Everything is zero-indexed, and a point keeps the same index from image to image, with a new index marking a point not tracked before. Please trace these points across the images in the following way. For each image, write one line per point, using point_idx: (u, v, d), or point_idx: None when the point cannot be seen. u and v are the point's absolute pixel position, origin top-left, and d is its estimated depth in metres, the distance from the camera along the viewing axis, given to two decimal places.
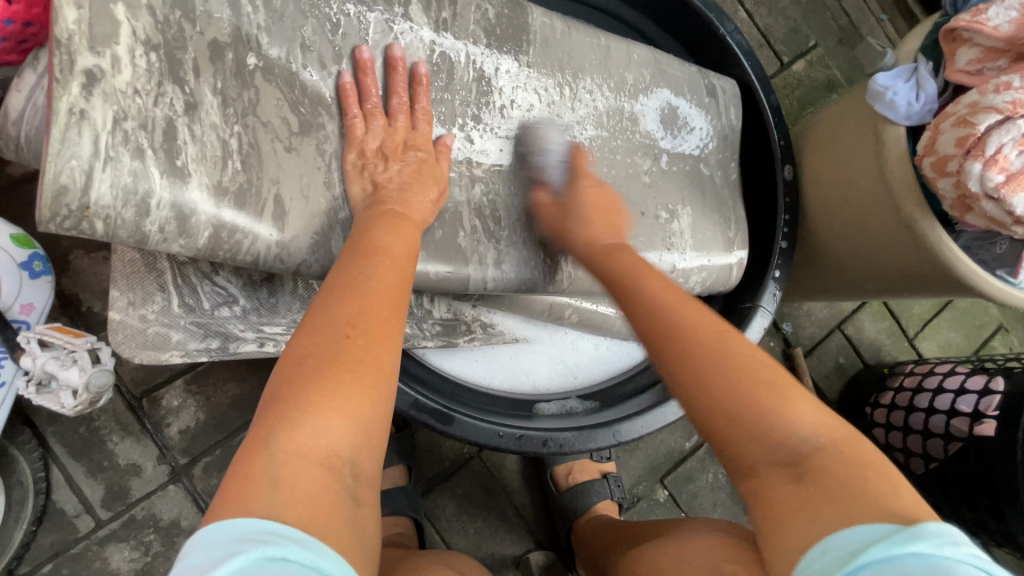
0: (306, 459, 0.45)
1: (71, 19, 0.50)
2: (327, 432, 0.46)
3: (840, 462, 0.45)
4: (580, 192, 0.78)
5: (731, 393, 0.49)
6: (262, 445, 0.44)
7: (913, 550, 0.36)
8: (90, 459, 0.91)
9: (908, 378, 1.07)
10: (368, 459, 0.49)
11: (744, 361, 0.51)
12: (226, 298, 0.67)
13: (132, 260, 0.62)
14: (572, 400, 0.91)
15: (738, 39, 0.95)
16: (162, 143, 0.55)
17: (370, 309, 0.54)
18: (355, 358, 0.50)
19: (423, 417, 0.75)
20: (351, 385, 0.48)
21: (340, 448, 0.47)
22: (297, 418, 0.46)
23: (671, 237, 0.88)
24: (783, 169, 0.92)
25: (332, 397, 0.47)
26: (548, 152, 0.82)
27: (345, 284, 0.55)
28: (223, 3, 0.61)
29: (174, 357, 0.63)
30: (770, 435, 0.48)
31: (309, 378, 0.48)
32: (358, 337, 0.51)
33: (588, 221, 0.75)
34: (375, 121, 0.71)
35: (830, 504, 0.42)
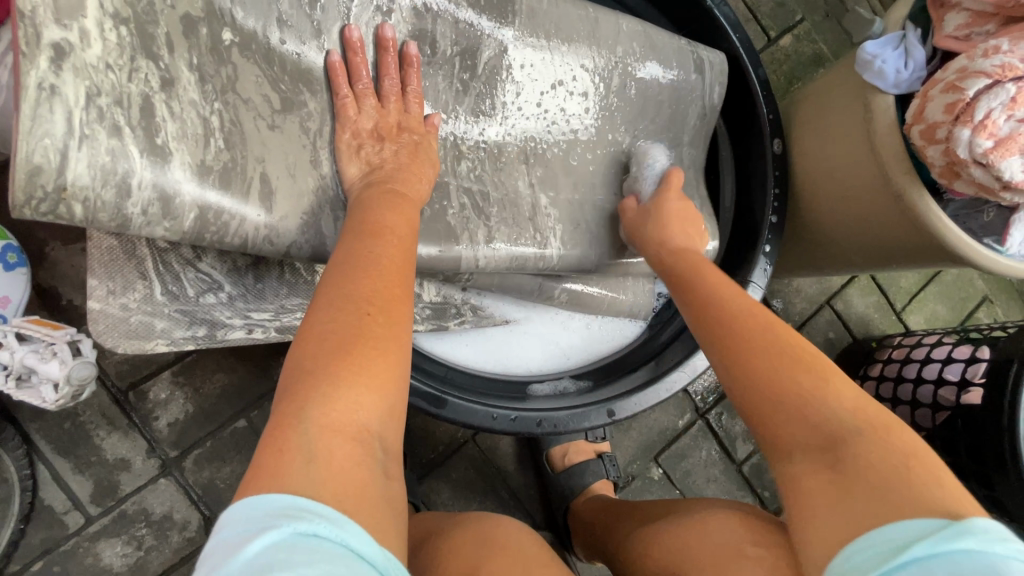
0: (337, 434, 0.45)
1: None
2: (358, 407, 0.46)
3: (884, 446, 0.45)
4: (664, 202, 0.79)
5: (772, 370, 0.52)
6: (293, 422, 0.44)
7: (963, 547, 0.36)
8: (77, 455, 0.89)
9: (896, 350, 1.09)
10: (391, 433, 0.50)
11: (781, 343, 0.53)
12: (212, 284, 0.64)
13: (109, 247, 0.59)
14: (565, 380, 0.90)
15: (724, 12, 0.93)
16: (140, 120, 0.53)
17: (382, 285, 0.53)
18: (376, 335, 0.50)
19: (416, 401, 0.75)
20: (375, 362, 0.49)
21: (370, 423, 0.47)
22: (326, 394, 0.46)
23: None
24: (772, 143, 0.91)
25: (356, 374, 0.47)
26: (649, 165, 0.86)
27: (357, 262, 0.55)
28: None
29: (159, 345, 0.60)
30: (810, 418, 0.49)
31: (335, 353, 0.48)
32: (377, 315, 0.51)
33: (665, 223, 0.77)
34: (367, 101, 0.69)
35: (868, 490, 0.43)
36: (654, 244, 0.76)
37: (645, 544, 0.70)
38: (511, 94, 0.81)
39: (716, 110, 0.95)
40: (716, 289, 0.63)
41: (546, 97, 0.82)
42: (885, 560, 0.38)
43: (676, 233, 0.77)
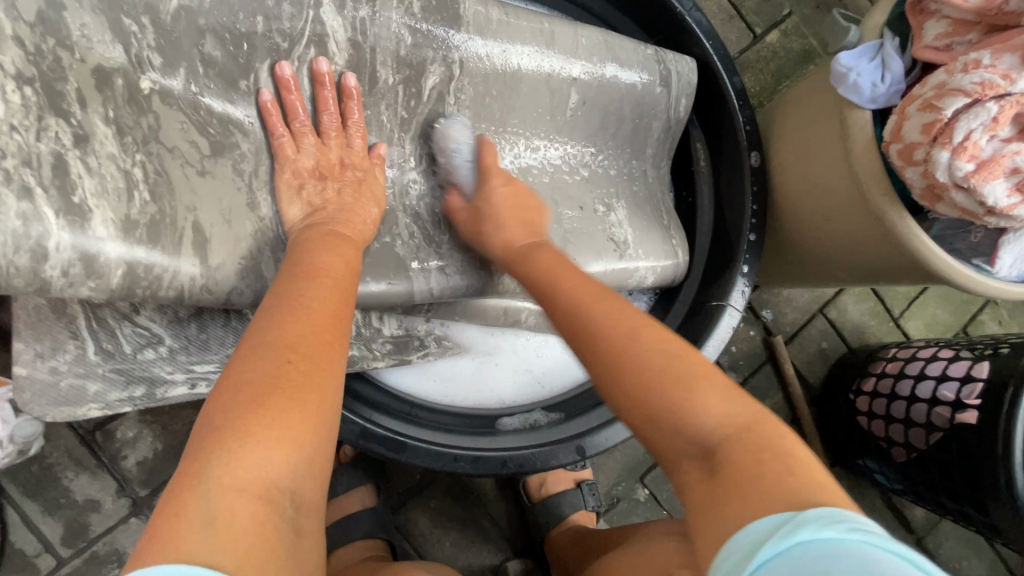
0: (244, 493, 0.42)
1: None
2: (268, 463, 0.43)
3: (746, 453, 0.43)
4: (489, 193, 0.73)
5: (638, 382, 0.49)
6: (194, 481, 0.41)
7: (797, 539, 0.35)
8: (46, 498, 0.88)
9: (890, 364, 1.04)
10: (310, 487, 0.46)
11: (645, 356, 0.50)
12: (150, 339, 0.63)
13: (37, 307, 0.57)
14: (535, 413, 0.87)
15: (697, 18, 0.87)
16: (53, 179, 0.49)
17: (310, 330, 0.51)
18: (295, 384, 0.47)
19: (373, 446, 0.72)
20: (291, 413, 0.46)
21: (283, 479, 0.44)
22: (233, 451, 0.43)
23: (612, 229, 0.86)
24: (749, 156, 0.86)
25: (268, 426, 0.44)
26: (458, 152, 0.76)
27: (284, 307, 0.53)
28: (104, 27, 0.55)
29: (92, 410, 0.59)
30: (682, 432, 0.46)
31: (246, 406, 0.45)
32: (299, 363, 0.48)
33: (499, 223, 0.71)
34: (306, 139, 0.67)
35: (736, 498, 0.40)
36: (499, 239, 0.71)
37: (610, 566, 0.68)
38: (460, 118, 0.78)
39: (681, 123, 0.92)
40: (572, 299, 0.59)
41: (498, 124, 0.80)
42: (737, 568, 0.36)
43: (518, 235, 0.71)
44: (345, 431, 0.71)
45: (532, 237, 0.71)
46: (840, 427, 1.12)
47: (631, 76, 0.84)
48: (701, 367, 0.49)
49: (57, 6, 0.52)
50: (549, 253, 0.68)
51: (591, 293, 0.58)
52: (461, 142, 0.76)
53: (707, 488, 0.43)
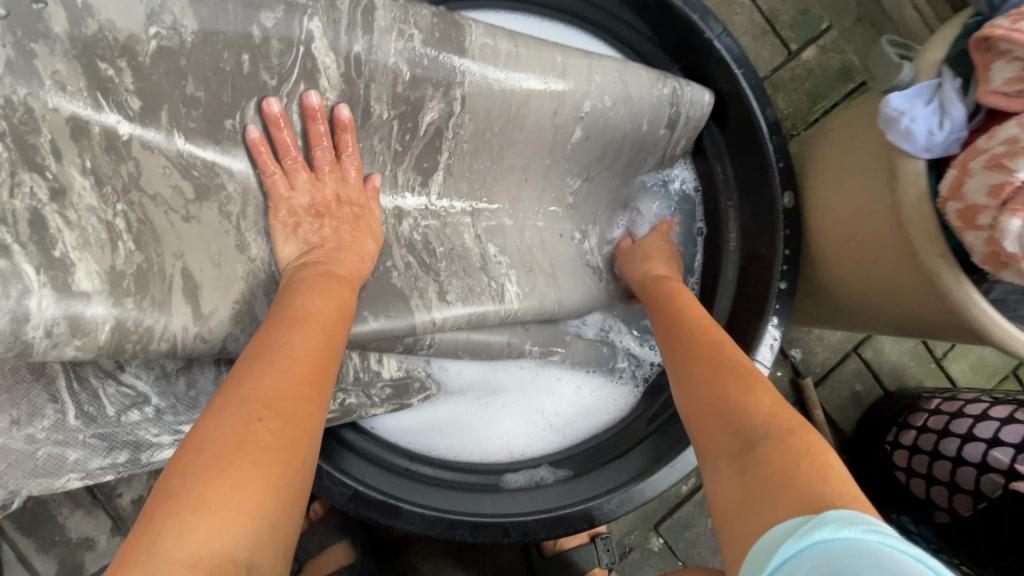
0: (190, 571, 0.36)
1: None
2: (223, 534, 0.38)
3: (784, 447, 0.44)
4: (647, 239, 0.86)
5: (709, 391, 0.54)
6: (140, 557, 0.36)
7: (817, 539, 0.34)
8: (41, 534, 0.87)
9: (934, 417, 0.94)
10: (269, 561, 0.40)
11: (730, 368, 0.56)
12: (135, 399, 0.60)
13: (14, 368, 0.53)
14: (542, 469, 0.79)
15: (727, 44, 0.80)
16: (31, 235, 0.46)
17: (287, 383, 0.48)
18: (260, 444, 0.43)
19: (365, 511, 0.68)
20: (251, 476, 0.41)
21: (240, 552, 0.38)
22: (184, 522, 0.38)
23: (588, 256, 0.88)
24: (781, 197, 0.79)
25: (226, 493, 0.40)
26: (642, 211, 0.92)
27: (260, 356, 0.49)
28: (79, 72, 0.50)
29: (72, 479, 0.57)
30: (732, 424, 0.49)
31: (205, 468, 0.40)
32: (272, 420, 0.45)
33: (649, 257, 0.82)
34: (299, 176, 0.63)
35: (769, 486, 0.42)
36: (640, 273, 0.81)
37: None
38: (456, 152, 0.72)
39: (674, 159, 0.87)
40: (680, 321, 0.68)
41: (507, 161, 0.75)
42: (761, 567, 0.36)
43: (661, 267, 0.80)
44: (336, 494, 0.68)
45: (670, 272, 0.79)
46: (873, 479, 1.03)
47: (639, 116, 0.76)
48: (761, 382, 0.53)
49: (28, 52, 0.48)
50: (674, 284, 0.76)
51: (698, 320, 0.67)
52: (649, 206, 0.93)
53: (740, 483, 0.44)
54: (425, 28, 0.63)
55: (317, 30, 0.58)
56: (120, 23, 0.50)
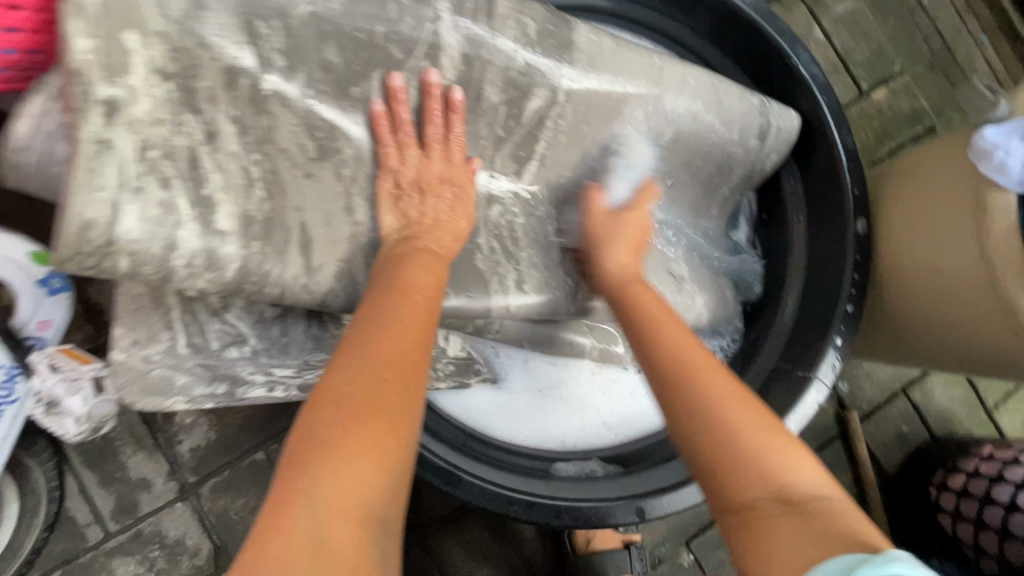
0: (344, 516, 0.42)
1: (84, 48, 0.48)
2: (365, 486, 0.44)
3: (836, 511, 0.46)
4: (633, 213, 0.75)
5: (726, 417, 0.51)
6: (300, 498, 0.42)
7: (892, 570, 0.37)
8: (103, 470, 0.91)
9: (986, 463, 0.91)
10: (397, 508, 0.47)
11: (747, 412, 0.52)
12: (236, 337, 0.64)
13: (137, 296, 0.60)
14: (592, 462, 0.82)
15: (813, 72, 0.83)
16: (186, 170, 0.55)
17: (403, 347, 0.51)
18: (388, 404, 0.47)
19: (428, 477, 0.71)
20: (386, 436, 0.46)
21: (378, 506, 0.44)
22: (333, 473, 0.43)
23: (671, 265, 0.85)
24: (854, 223, 0.81)
25: (364, 448, 0.44)
26: (621, 154, 0.78)
27: (376, 320, 0.53)
28: (240, 28, 0.54)
29: (177, 402, 0.61)
30: (776, 480, 0.48)
31: (348, 426, 0.45)
32: (394, 382, 0.49)
33: (615, 246, 0.73)
34: (409, 151, 0.66)
35: (820, 547, 0.43)
36: (621, 266, 0.72)
37: None
38: (553, 143, 0.75)
39: (763, 176, 0.88)
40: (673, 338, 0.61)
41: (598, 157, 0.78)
42: None
43: (620, 256, 0.73)
44: None
45: (631, 263, 0.72)
46: (914, 521, 1.01)
47: (730, 123, 0.79)
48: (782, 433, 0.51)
49: (201, 5, 0.52)
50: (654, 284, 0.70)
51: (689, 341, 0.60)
52: (635, 156, 0.79)
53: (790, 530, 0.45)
54: (539, 20, 0.68)
55: (445, 11, 0.63)
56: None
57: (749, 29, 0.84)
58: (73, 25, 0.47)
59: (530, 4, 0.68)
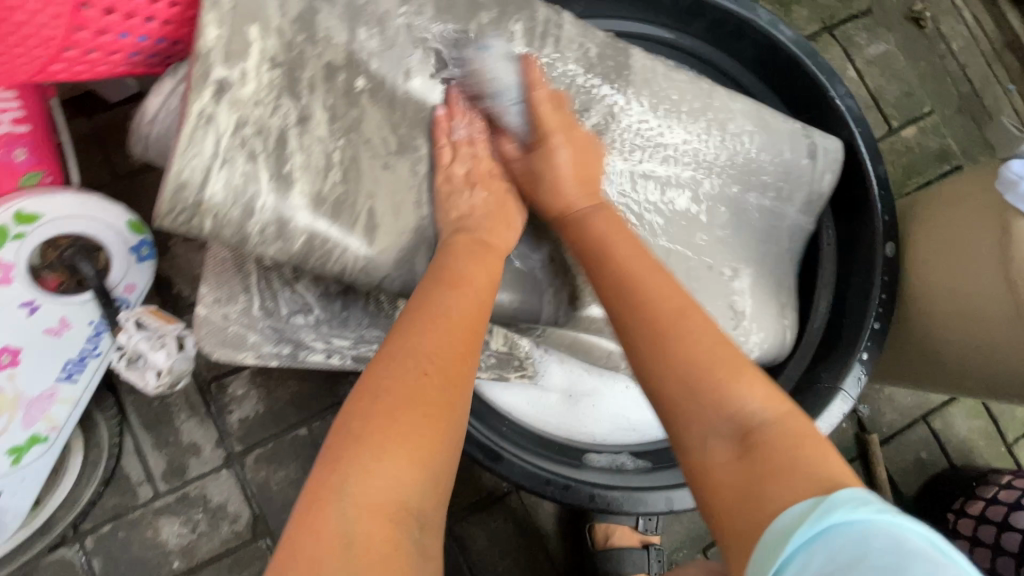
0: (375, 511, 0.46)
1: (212, 36, 0.54)
2: (397, 480, 0.47)
3: (787, 436, 0.47)
4: (549, 144, 0.70)
5: (673, 354, 0.52)
6: (333, 493, 0.45)
7: (834, 520, 0.38)
8: (159, 433, 0.97)
9: (1004, 491, 0.95)
10: (434, 505, 0.49)
11: (700, 339, 0.53)
12: (303, 306, 0.68)
13: (221, 259, 0.64)
14: (623, 455, 0.86)
15: (848, 104, 0.89)
16: (274, 149, 0.59)
17: (445, 343, 0.55)
18: (426, 398, 0.51)
19: (472, 451, 0.76)
20: (418, 430, 0.49)
21: (412, 501, 0.48)
22: (367, 467, 0.46)
23: (733, 297, 0.80)
24: (884, 246, 0.85)
25: (397, 442, 0.48)
26: (502, 94, 0.70)
27: (423, 315, 0.57)
28: (343, 25, 0.63)
29: (247, 357, 0.64)
30: (722, 407, 0.49)
31: (381, 420, 0.48)
32: (432, 376, 0.52)
33: (557, 181, 0.69)
34: (462, 149, 0.70)
35: (769, 476, 0.44)
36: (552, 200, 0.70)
37: None
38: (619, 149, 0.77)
39: (823, 197, 0.86)
40: (630, 269, 0.61)
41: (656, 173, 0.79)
42: (785, 543, 0.39)
43: (575, 196, 0.70)
44: None
45: (587, 201, 0.70)
46: None
47: (779, 142, 0.82)
48: (734, 360, 0.51)
49: (313, 9, 0.61)
50: (609, 218, 0.68)
51: (649, 272, 0.60)
52: (505, 83, 0.70)
53: (737, 463, 0.46)
54: (599, 45, 0.76)
55: (518, 32, 0.72)
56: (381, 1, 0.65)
57: (787, 62, 0.91)
58: (207, 16, 0.54)
59: (591, 33, 0.76)
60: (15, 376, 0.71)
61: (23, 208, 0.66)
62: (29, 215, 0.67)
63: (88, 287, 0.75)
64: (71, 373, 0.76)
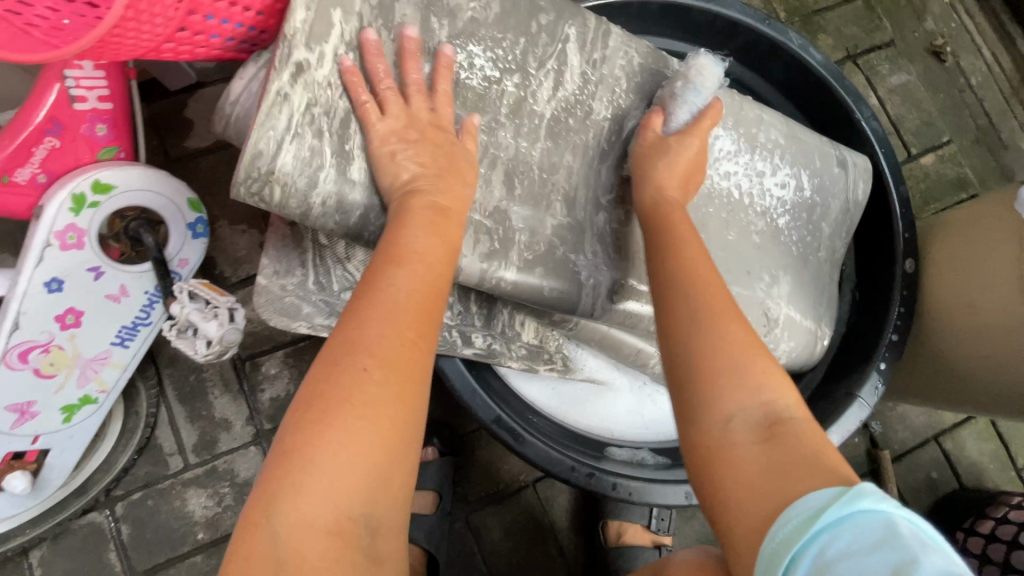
0: (313, 526, 0.44)
1: (299, 19, 0.56)
2: (336, 491, 0.44)
3: (807, 431, 0.48)
4: (688, 139, 0.71)
5: (712, 337, 0.52)
6: (269, 509, 0.44)
7: (859, 508, 0.39)
8: (193, 406, 1.00)
9: (1015, 511, 0.95)
10: (387, 507, 0.47)
11: (734, 328, 0.53)
12: (352, 284, 0.70)
13: (283, 235, 0.69)
14: (643, 451, 0.89)
15: (873, 125, 0.93)
16: (337, 129, 0.60)
17: (391, 331, 0.50)
18: (363, 399, 0.46)
19: (501, 434, 0.78)
20: (358, 434, 0.46)
21: (358, 510, 0.45)
22: (300, 482, 0.44)
23: (768, 306, 0.81)
24: (903, 262, 0.89)
25: (333, 451, 0.45)
26: (694, 89, 0.73)
27: (367, 300, 0.52)
28: (418, 17, 0.64)
29: (301, 327, 0.68)
30: (755, 394, 0.50)
31: (314, 427, 0.45)
32: (374, 373, 0.48)
33: (672, 169, 0.70)
34: (392, 101, 0.60)
35: (795, 463, 0.45)
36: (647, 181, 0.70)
37: None
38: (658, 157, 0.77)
39: (860, 207, 0.90)
40: (676, 251, 0.61)
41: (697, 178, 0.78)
42: (807, 526, 0.40)
43: (672, 187, 0.70)
44: (482, 413, 0.78)
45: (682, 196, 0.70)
46: None
47: (815, 152, 0.85)
48: (766, 355, 0.52)
49: None
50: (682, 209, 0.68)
51: (694, 256, 0.60)
52: (700, 81, 0.73)
53: (758, 450, 0.47)
54: (642, 54, 0.80)
55: (571, 37, 0.74)
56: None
57: (815, 83, 0.96)
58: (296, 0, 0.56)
59: (635, 39, 0.80)
60: (76, 336, 0.75)
61: (100, 178, 0.71)
62: (104, 185, 0.72)
63: (148, 258, 0.79)
64: (124, 338, 0.80)
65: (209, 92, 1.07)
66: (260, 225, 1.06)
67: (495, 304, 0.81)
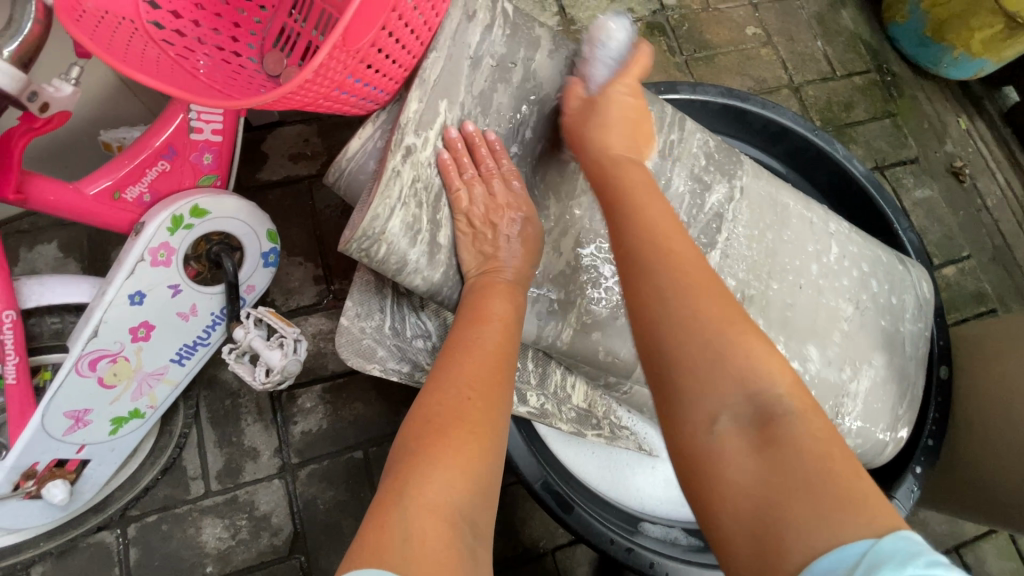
0: (435, 515, 0.44)
1: (413, 108, 0.61)
2: (451, 488, 0.46)
3: (816, 439, 0.46)
4: (615, 96, 0.68)
5: (694, 318, 0.52)
6: (396, 500, 0.45)
7: None
8: (223, 430, 0.99)
9: None
10: (486, 518, 0.48)
11: (716, 306, 0.53)
12: (423, 332, 0.75)
13: (365, 281, 0.71)
14: (676, 530, 0.88)
15: (909, 237, 1.00)
16: (431, 201, 0.65)
17: (485, 371, 0.57)
18: (472, 418, 0.52)
19: (548, 500, 0.79)
20: (467, 444, 0.49)
21: (466, 509, 0.46)
22: (423, 477, 0.46)
23: (841, 402, 0.83)
24: (937, 368, 0.93)
25: (449, 454, 0.48)
26: (604, 46, 0.70)
27: (463, 347, 0.59)
28: (512, 106, 0.69)
29: (374, 369, 0.69)
30: (745, 384, 0.50)
31: (432, 435, 0.50)
32: (477, 399, 0.53)
33: (609, 130, 0.67)
34: (491, 182, 0.67)
35: (818, 497, 0.42)
36: (594, 149, 0.66)
37: None
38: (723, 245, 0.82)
39: (930, 303, 0.93)
40: (653, 225, 0.59)
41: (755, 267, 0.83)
42: None
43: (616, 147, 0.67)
44: (529, 475, 0.79)
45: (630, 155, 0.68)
46: None
47: (872, 250, 0.91)
48: (758, 339, 0.52)
49: (493, 88, 0.67)
50: (646, 179, 0.65)
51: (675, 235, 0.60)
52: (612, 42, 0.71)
53: (748, 449, 0.47)
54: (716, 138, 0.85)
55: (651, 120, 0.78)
56: (546, 85, 0.71)
57: (860, 192, 1.03)
58: (411, 93, 0.61)
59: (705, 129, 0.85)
60: (141, 349, 0.77)
61: (198, 204, 0.74)
62: (201, 210, 0.75)
63: (221, 281, 0.82)
64: (182, 357, 0.82)
65: (287, 130, 1.14)
66: (315, 259, 1.10)
67: (550, 364, 0.83)
